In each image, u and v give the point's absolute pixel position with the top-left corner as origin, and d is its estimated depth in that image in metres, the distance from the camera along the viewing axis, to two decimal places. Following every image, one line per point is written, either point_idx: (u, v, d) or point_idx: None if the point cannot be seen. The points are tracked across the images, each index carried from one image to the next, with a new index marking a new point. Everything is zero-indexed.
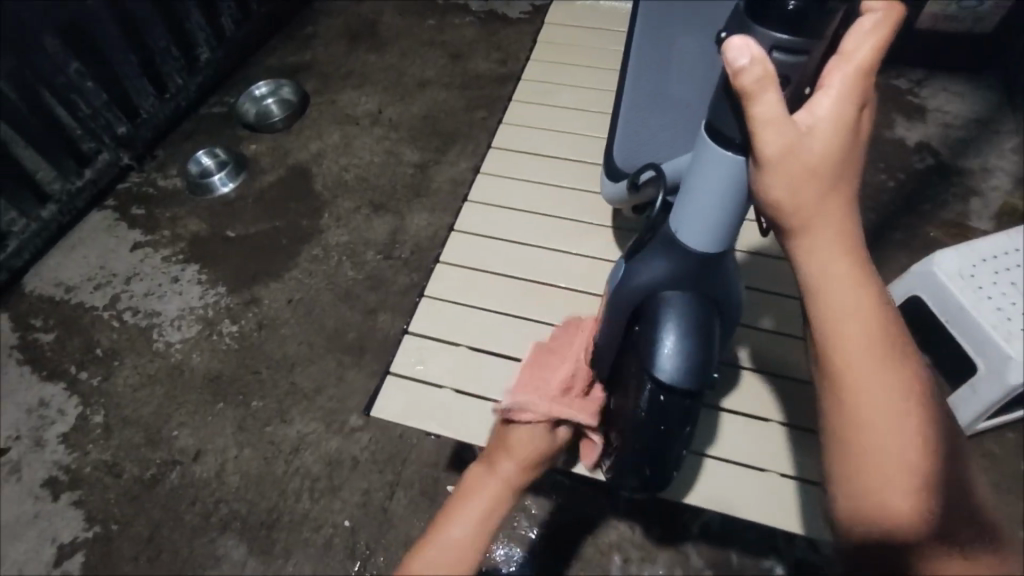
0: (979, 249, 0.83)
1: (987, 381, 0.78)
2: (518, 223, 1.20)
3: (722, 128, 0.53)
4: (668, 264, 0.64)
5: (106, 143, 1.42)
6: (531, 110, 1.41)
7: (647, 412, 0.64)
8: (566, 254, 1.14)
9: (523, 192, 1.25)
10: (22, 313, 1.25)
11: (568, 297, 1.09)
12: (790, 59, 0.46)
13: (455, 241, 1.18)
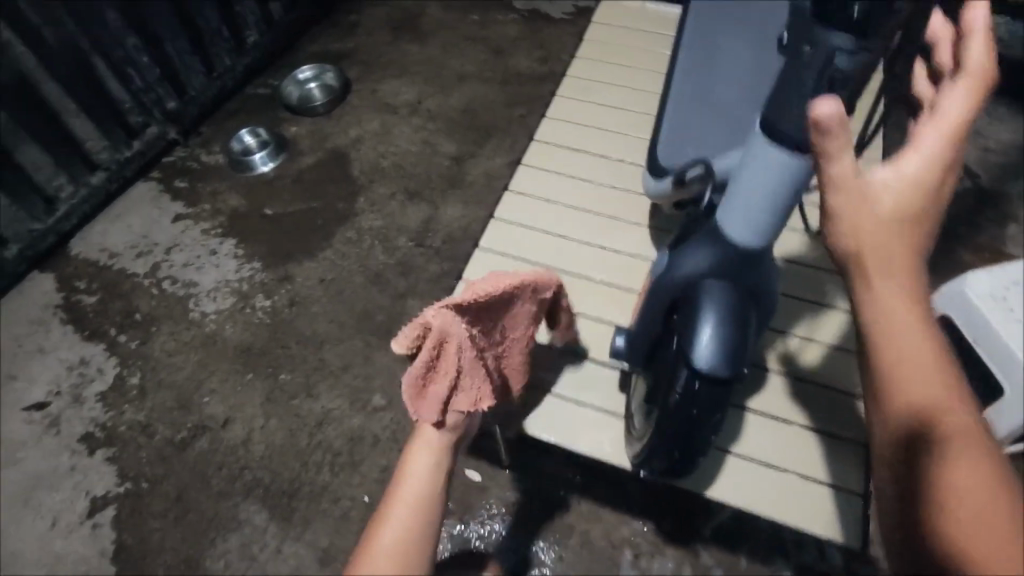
0: (1011, 272, 0.82)
1: (1013, 402, 0.77)
2: (558, 217, 1.23)
3: (779, 126, 0.57)
4: (710, 256, 0.68)
5: (155, 117, 1.47)
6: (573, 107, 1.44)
7: (683, 402, 0.66)
8: (602, 249, 1.17)
9: (563, 186, 1.28)
10: (67, 276, 1.30)
11: (603, 290, 1.12)
12: (853, 59, 0.51)
13: (496, 231, 1.22)
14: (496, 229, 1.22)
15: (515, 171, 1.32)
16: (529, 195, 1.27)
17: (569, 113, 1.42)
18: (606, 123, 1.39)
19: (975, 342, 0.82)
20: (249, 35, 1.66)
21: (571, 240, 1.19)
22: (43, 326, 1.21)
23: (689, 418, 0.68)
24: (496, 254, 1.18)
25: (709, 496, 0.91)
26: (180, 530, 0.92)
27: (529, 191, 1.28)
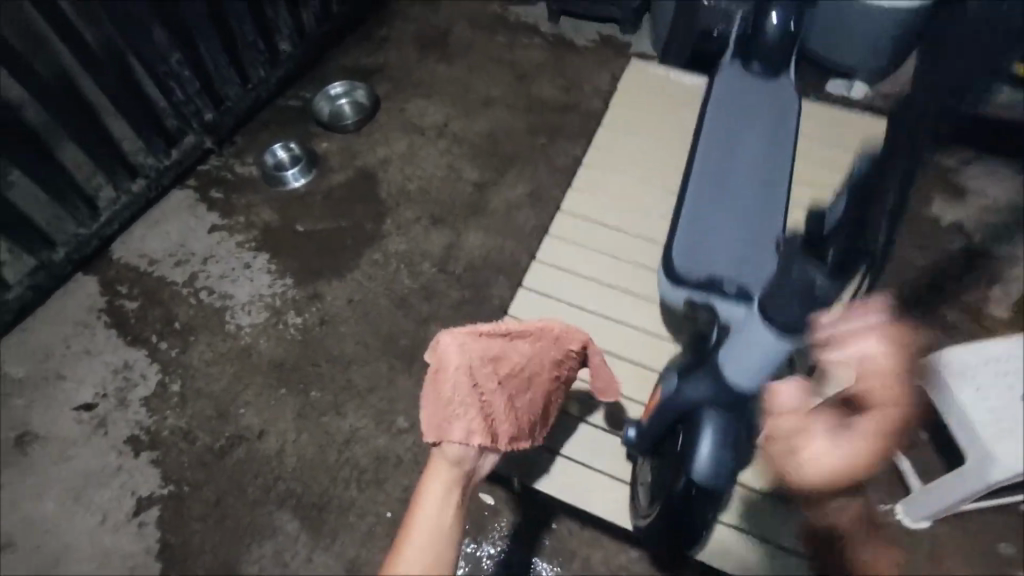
0: (990, 350, 0.88)
1: (972, 471, 0.85)
2: (584, 287, 1.27)
3: (764, 306, 0.72)
4: (712, 386, 0.79)
5: (193, 127, 1.54)
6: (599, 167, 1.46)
7: (683, 498, 0.79)
8: (626, 324, 1.23)
9: (589, 256, 1.31)
10: (109, 279, 1.38)
11: (627, 369, 1.17)
12: None
13: (525, 302, 1.26)
14: (525, 299, 1.26)
15: (545, 240, 1.34)
16: (556, 265, 1.30)
17: (597, 175, 1.44)
18: (634, 190, 1.42)
19: (947, 411, 0.91)
20: (283, 47, 1.70)
21: (596, 313, 1.25)
22: (88, 329, 1.30)
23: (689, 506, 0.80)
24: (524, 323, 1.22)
25: (702, 558, 0.98)
26: (219, 533, 1.02)
27: (560, 263, 1.31)
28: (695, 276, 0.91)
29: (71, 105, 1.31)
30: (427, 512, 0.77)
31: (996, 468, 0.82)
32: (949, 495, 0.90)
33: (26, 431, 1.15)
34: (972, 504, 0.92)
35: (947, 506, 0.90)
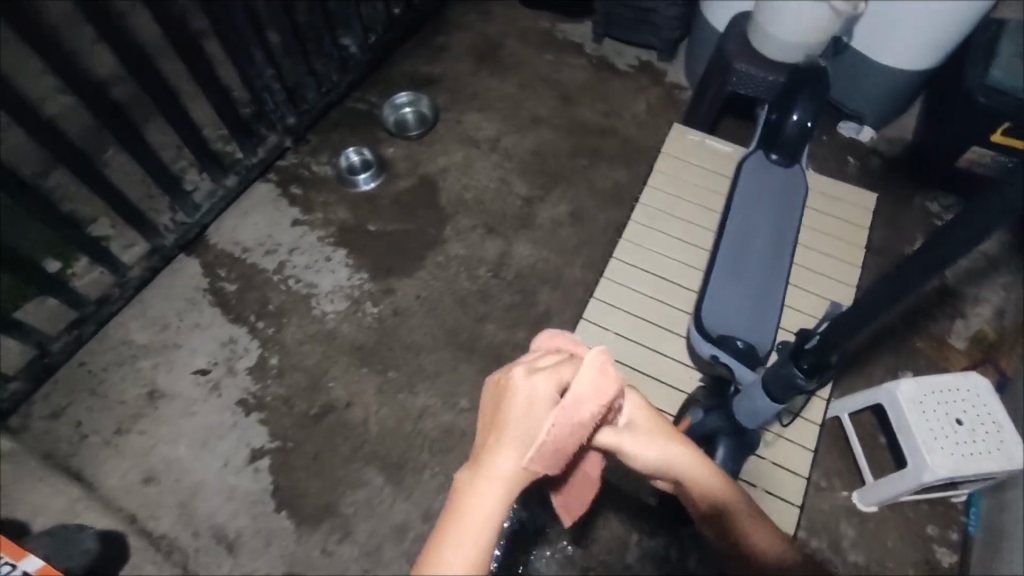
0: (930, 383, 1.16)
1: (911, 474, 1.12)
2: (636, 324, 1.43)
3: (769, 385, 0.97)
4: (726, 420, 1.11)
5: (278, 131, 1.74)
6: (650, 209, 1.59)
7: None
8: (671, 359, 1.39)
9: (640, 296, 1.46)
10: (209, 262, 1.60)
11: (670, 398, 1.35)
12: (804, 381, 0.90)
13: (583, 336, 1.41)
14: (583, 333, 1.42)
15: (602, 280, 1.48)
16: (613, 302, 1.46)
17: (648, 220, 1.57)
18: (681, 235, 1.55)
19: (897, 427, 1.17)
20: (352, 53, 1.86)
21: (646, 349, 1.41)
22: (195, 306, 1.53)
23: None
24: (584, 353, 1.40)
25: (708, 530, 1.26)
26: (319, 481, 1.29)
27: (613, 301, 1.46)
28: (722, 334, 1.15)
29: (160, 91, 1.43)
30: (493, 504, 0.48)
31: (930, 473, 1.09)
32: (890, 489, 1.17)
33: (155, 389, 1.41)
34: (906, 496, 1.18)
35: (888, 496, 1.17)
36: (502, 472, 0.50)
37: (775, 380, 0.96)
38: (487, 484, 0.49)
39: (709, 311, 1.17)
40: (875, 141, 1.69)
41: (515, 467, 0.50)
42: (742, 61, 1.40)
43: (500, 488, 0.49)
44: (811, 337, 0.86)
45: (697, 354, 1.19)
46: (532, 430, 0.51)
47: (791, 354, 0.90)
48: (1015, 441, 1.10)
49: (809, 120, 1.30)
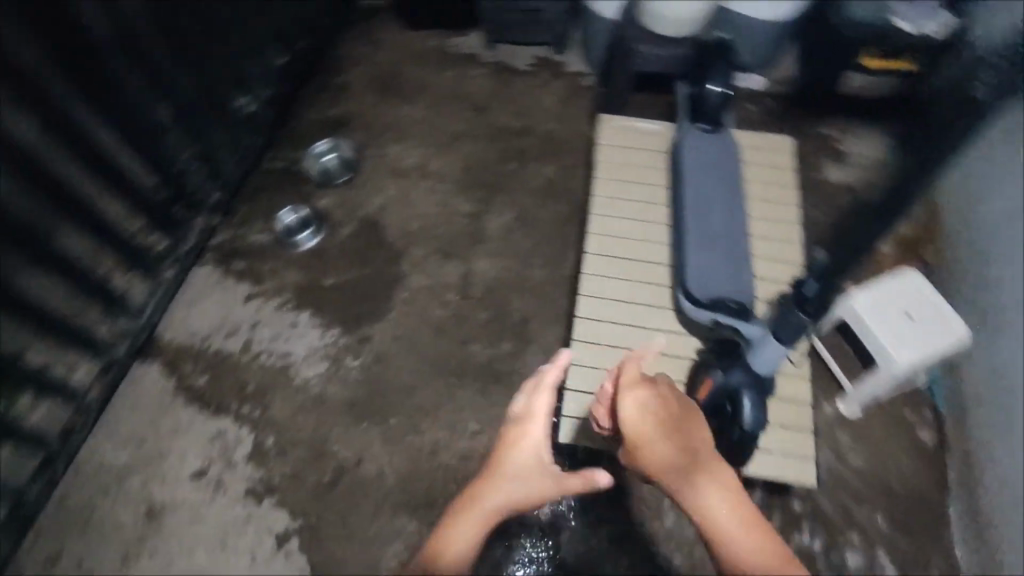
0: (878, 288, 1.30)
1: (885, 371, 1.25)
2: (625, 306, 1.50)
3: (778, 330, 1.11)
4: (746, 372, 1.15)
5: (204, 210, 1.67)
6: (605, 197, 1.66)
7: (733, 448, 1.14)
8: (664, 330, 1.47)
9: (622, 280, 1.53)
10: (169, 361, 1.54)
11: (674, 365, 1.43)
12: (807, 318, 1.08)
13: (579, 333, 1.46)
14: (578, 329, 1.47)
15: (580, 275, 1.54)
16: (598, 292, 1.51)
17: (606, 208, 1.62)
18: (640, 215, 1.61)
19: (863, 338, 1.29)
20: (252, 110, 1.75)
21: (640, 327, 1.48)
22: (170, 409, 1.47)
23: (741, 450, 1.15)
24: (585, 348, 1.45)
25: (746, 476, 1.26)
26: (354, 544, 1.29)
27: (597, 290, 1.51)
28: (713, 300, 1.24)
29: (64, 195, 1.34)
30: (484, 505, 1.06)
31: (900, 366, 1.23)
32: (868, 388, 1.31)
33: (155, 505, 1.36)
34: (883, 392, 1.32)
35: (867, 394, 1.32)
36: (491, 493, 1.07)
37: (784, 322, 1.10)
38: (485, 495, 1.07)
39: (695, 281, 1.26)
40: (768, 84, 1.84)
41: (499, 488, 1.07)
42: (647, 44, 1.51)
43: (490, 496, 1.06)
44: (807, 280, 1.04)
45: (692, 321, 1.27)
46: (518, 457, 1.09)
47: (792, 297, 1.08)
48: (958, 320, 1.26)
49: (726, 89, 1.44)
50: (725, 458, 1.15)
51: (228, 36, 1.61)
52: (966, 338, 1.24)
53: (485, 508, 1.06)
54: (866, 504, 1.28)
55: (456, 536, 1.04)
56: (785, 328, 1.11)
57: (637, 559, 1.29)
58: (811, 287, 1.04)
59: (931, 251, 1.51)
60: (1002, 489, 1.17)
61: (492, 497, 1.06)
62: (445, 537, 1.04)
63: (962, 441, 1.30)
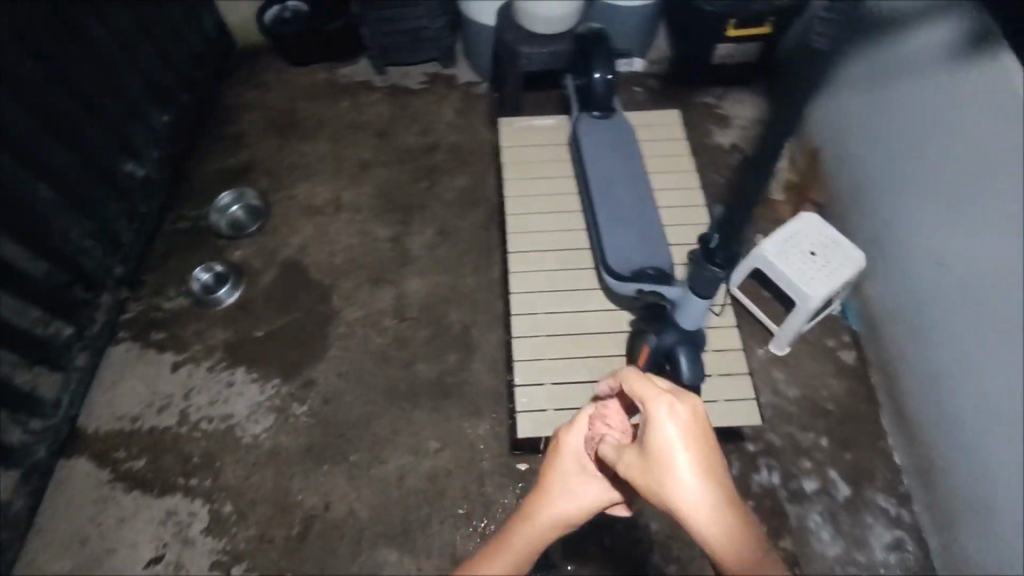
0: (781, 233, 1.41)
1: (803, 307, 1.36)
2: (557, 295, 1.55)
3: (697, 286, 1.13)
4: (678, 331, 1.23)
5: (109, 285, 1.58)
6: (518, 198, 1.72)
7: None
8: (599, 309, 1.53)
9: (550, 272, 1.59)
10: (100, 451, 1.43)
11: (614, 339, 1.49)
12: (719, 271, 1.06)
13: (518, 328, 1.51)
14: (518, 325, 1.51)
15: (508, 274, 1.59)
16: (530, 286, 1.57)
17: (521, 205, 1.70)
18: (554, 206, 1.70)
19: (776, 280, 1.39)
20: (146, 175, 1.68)
21: (576, 311, 1.53)
22: (111, 501, 1.37)
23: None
24: (530, 342, 1.49)
25: None
26: None
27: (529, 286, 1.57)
28: (635, 271, 1.29)
29: None
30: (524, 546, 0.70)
31: (815, 299, 1.34)
32: (793, 325, 1.41)
33: None
34: (806, 325, 1.43)
35: (795, 331, 1.41)
36: (540, 524, 0.70)
37: (699, 277, 1.11)
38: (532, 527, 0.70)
39: (615, 257, 1.32)
40: (648, 67, 1.95)
41: (550, 519, 0.70)
42: (527, 46, 1.57)
43: (540, 530, 0.70)
44: (709, 236, 1.05)
45: (619, 294, 1.32)
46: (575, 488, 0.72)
47: (703, 251, 1.08)
48: (854, 248, 1.39)
49: (610, 74, 1.51)
50: None
51: (99, 101, 1.53)
52: (863, 263, 1.37)
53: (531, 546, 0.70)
54: (809, 431, 1.40)
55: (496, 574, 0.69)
56: (702, 283, 1.12)
57: (621, 535, 1.32)
58: (716, 242, 1.04)
59: (819, 192, 1.64)
60: (919, 391, 1.30)
61: (537, 531, 0.70)
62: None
63: (879, 355, 1.43)
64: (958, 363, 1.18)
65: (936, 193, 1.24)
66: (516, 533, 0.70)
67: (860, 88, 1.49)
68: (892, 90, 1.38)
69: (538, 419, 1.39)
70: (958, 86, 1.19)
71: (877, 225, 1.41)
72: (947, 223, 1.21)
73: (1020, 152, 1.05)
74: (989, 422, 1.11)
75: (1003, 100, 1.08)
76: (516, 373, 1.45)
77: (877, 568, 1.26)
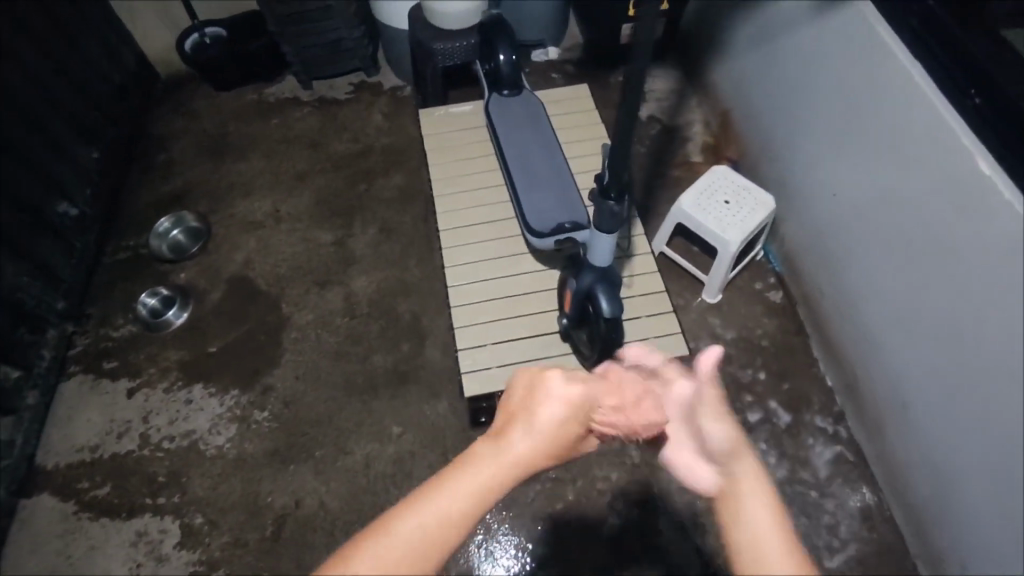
0: (697, 187, 1.51)
1: (723, 251, 1.46)
2: (488, 256, 1.54)
3: (600, 223, 1.07)
4: (592, 272, 1.18)
5: (54, 321, 1.57)
6: (444, 167, 1.70)
7: (609, 338, 1.20)
8: (531, 267, 1.52)
9: (482, 235, 1.57)
10: (62, 485, 1.43)
11: (547, 294, 1.48)
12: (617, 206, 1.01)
13: (456, 297, 1.47)
14: (455, 294, 1.47)
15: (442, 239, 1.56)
16: (461, 250, 1.55)
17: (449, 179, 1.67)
18: (480, 176, 1.67)
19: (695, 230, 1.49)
20: (80, 211, 1.69)
21: (508, 272, 1.51)
22: (77, 532, 1.36)
23: (609, 343, 1.20)
24: (466, 304, 1.46)
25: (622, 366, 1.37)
26: None
27: (460, 250, 1.55)
28: (555, 230, 1.36)
29: None
30: (466, 497, 0.56)
31: (732, 242, 1.44)
32: (719, 271, 1.50)
33: None
34: (731, 270, 1.53)
35: (721, 275, 1.50)
36: (488, 463, 0.59)
37: (600, 217, 1.06)
38: (484, 466, 0.58)
39: (534, 219, 1.39)
40: (563, 54, 2.05)
41: (504, 462, 0.59)
42: (439, 42, 1.65)
43: (493, 474, 0.58)
44: (601, 171, 0.99)
45: (541, 252, 1.39)
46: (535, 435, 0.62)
47: (598, 188, 1.01)
48: (763, 194, 1.50)
49: (512, 54, 1.59)
50: (606, 352, 1.21)
51: (24, 143, 1.53)
52: (772, 205, 1.48)
53: (474, 496, 0.56)
54: (748, 368, 1.50)
55: (419, 525, 0.53)
56: (603, 219, 1.06)
57: (584, 487, 1.37)
58: (606, 176, 0.98)
59: (732, 149, 1.76)
60: (836, 318, 1.41)
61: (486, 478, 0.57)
62: (378, 538, 0.52)
63: (801, 290, 1.54)
64: (877, 308, 1.26)
65: (829, 137, 1.34)
66: (466, 468, 0.58)
67: (751, 53, 1.61)
68: (778, 51, 1.49)
69: (482, 381, 1.35)
70: (836, 39, 1.29)
71: (783, 170, 1.53)
72: (836, 157, 1.33)
73: (900, 90, 1.14)
74: (896, 330, 1.22)
75: (883, 49, 1.17)
76: (458, 340, 1.41)
77: (820, 482, 1.35)
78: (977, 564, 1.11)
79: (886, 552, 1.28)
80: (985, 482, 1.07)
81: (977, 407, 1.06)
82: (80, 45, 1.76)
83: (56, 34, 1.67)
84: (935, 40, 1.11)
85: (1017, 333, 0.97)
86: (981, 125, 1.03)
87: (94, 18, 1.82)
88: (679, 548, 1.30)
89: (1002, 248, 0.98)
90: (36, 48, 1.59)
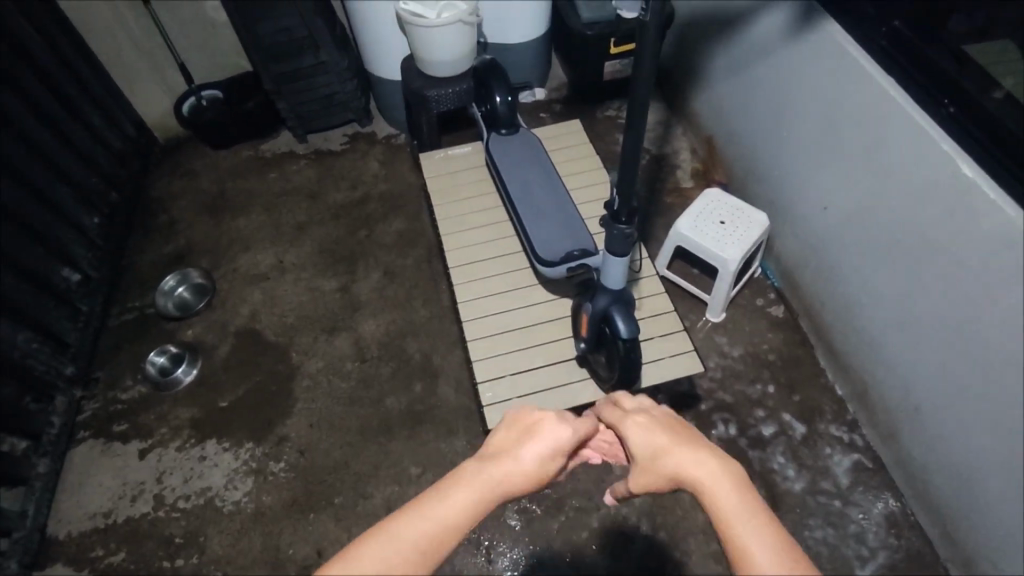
0: (692, 210, 1.56)
1: (725, 269, 1.49)
2: (498, 289, 1.56)
3: (612, 245, 1.10)
4: (607, 296, 1.22)
5: (61, 386, 1.56)
6: (447, 206, 1.73)
7: (629, 359, 1.22)
8: (541, 296, 1.54)
9: (490, 268, 1.60)
10: (76, 554, 1.39)
11: (559, 322, 1.49)
12: (625, 229, 1.05)
13: (471, 332, 1.48)
14: (470, 329, 1.49)
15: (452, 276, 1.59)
16: (471, 285, 1.57)
17: (453, 219, 1.70)
18: (483, 213, 1.72)
19: (695, 252, 1.54)
20: (83, 275, 1.70)
21: (519, 303, 1.53)
22: None
23: (630, 363, 1.22)
24: (481, 338, 1.47)
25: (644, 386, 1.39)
26: None
27: (471, 285, 1.57)
28: (565, 257, 1.41)
29: None
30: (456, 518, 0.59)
31: (733, 260, 1.47)
32: (722, 289, 1.53)
33: None
34: (732, 289, 1.57)
35: (724, 293, 1.54)
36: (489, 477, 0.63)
37: (614, 241, 1.09)
38: (472, 483, 0.62)
39: (541, 249, 1.43)
40: (548, 94, 2.13)
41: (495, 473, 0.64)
42: (432, 89, 1.72)
43: (488, 485, 0.62)
44: (611, 197, 1.03)
45: (552, 279, 1.43)
46: (540, 447, 0.68)
47: (609, 210, 1.05)
48: (756, 212, 1.55)
49: (508, 95, 1.67)
50: (627, 374, 1.23)
51: (28, 211, 1.55)
52: (766, 223, 1.53)
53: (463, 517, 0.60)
54: (756, 383, 1.51)
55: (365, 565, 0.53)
56: (615, 243, 1.09)
57: (608, 514, 1.36)
58: (617, 202, 1.03)
59: (720, 172, 1.82)
60: (839, 326, 1.44)
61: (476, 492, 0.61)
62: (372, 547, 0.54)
63: (802, 303, 1.57)
64: (881, 315, 1.29)
65: (816, 152, 1.39)
66: (459, 483, 0.61)
67: (729, 80, 1.69)
68: (757, 74, 1.56)
69: (505, 410, 1.36)
70: (812, 58, 1.35)
71: (771, 188, 1.59)
72: (823, 170, 1.38)
73: (878, 103, 1.20)
74: (898, 334, 1.25)
75: (859, 67, 1.23)
76: (477, 374, 1.42)
77: (842, 490, 1.36)
78: (1009, 564, 1.11)
79: (915, 557, 1.28)
80: (1003, 476, 1.08)
81: (986, 400, 1.08)
82: (80, 116, 1.81)
83: (58, 106, 1.71)
84: (903, 54, 1.18)
85: (1016, 326, 1.00)
86: (957, 131, 1.08)
87: (93, 88, 1.87)
88: (710, 569, 1.29)
89: (994, 244, 1.02)
90: (39, 120, 1.64)
